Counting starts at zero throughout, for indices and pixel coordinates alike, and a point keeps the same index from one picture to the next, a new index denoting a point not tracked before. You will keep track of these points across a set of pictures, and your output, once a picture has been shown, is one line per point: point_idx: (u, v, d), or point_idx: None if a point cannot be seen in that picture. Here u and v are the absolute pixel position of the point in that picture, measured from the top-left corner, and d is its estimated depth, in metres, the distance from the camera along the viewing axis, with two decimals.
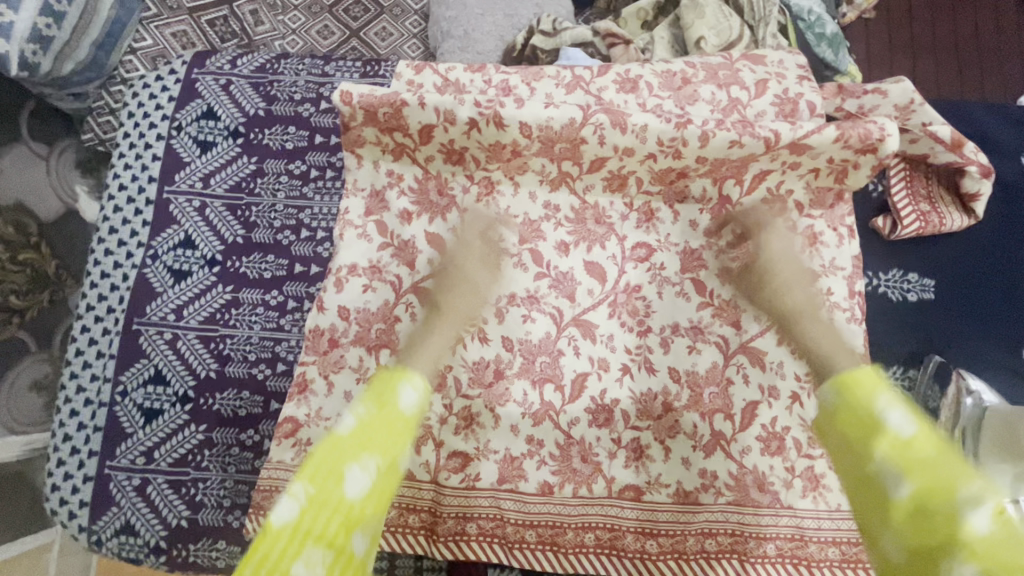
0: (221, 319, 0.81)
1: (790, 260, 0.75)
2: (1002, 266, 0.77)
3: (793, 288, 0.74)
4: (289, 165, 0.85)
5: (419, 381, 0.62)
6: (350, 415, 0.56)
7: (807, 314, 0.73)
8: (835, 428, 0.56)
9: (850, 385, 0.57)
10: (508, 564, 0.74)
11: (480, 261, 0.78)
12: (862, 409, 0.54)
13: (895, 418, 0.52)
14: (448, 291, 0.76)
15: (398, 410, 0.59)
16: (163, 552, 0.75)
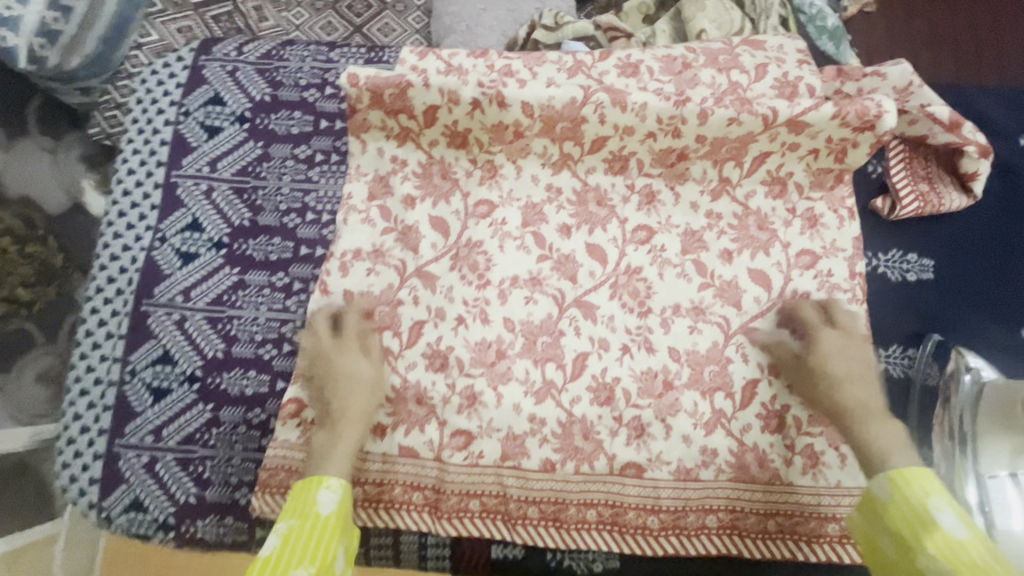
0: (227, 300, 0.82)
1: (848, 351, 0.73)
2: (1000, 246, 0.78)
3: (856, 386, 0.71)
4: (294, 149, 0.86)
5: (334, 481, 0.66)
6: (273, 536, 0.61)
7: (868, 413, 0.68)
8: (885, 524, 0.58)
9: (904, 482, 0.59)
10: (511, 540, 0.75)
11: (345, 342, 0.78)
12: (916, 510, 0.56)
13: (947, 521, 0.54)
14: (338, 389, 0.76)
15: (319, 514, 0.63)
16: (172, 528, 0.76)
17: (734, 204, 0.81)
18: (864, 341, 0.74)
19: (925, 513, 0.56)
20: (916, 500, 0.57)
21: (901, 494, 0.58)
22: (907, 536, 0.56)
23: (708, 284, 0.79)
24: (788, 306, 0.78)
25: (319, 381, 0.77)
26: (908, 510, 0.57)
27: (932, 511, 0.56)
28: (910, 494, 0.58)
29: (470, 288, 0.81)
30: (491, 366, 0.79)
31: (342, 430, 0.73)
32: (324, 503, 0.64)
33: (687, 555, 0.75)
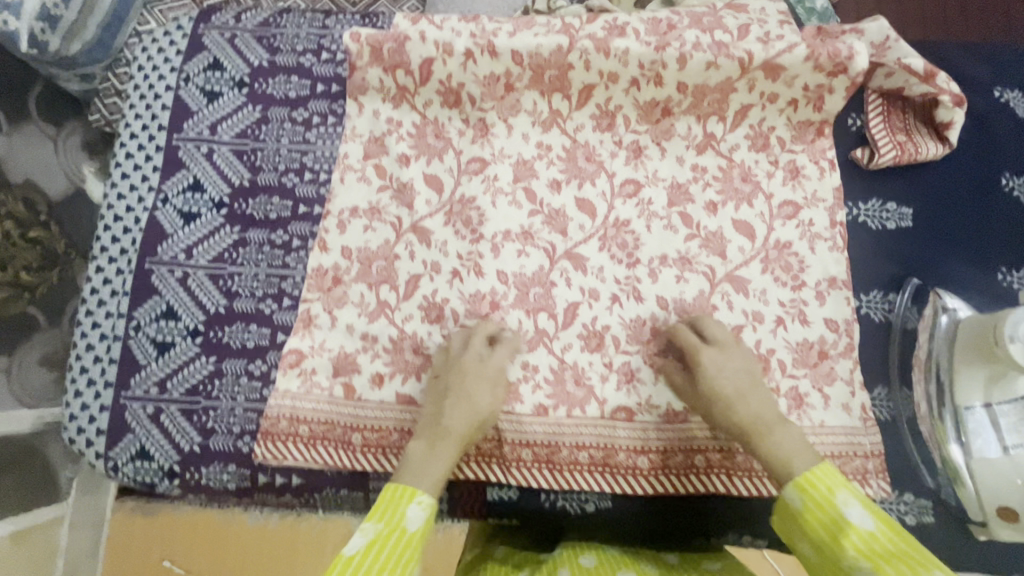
0: (229, 257, 0.84)
1: (727, 367, 0.72)
2: (978, 194, 0.80)
3: (747, 399, 0.69)
4: (292, 113, 0.88)
5: (425, 497, 0.58)
6: (359, 536, 0.53)
7: (769, 423, 0.67)
8: (803, 533, 0.56)
9: (807, 487, 0.57)
10: (506, 482, 0.78)
11: (484, 367, 0.75)
12: (827, 511, 0.55)
13: (854, 515, 0.53)
14: (445, 409, 0.71)
15: (409, 531, 0.55)
16: (177, 475, 0.79)
17: (718, 158, 0.83)
18: (741, 355, 0.74)
19: (836, 514, 0.54)
20: (826, 500, 0.56)
21: (811, 497, 0.57)
22: (824, 540, 0.54)
23: (694, 235, 0.82)
24: (771, 255, 0.81)
25: (433, 404, 0.73)
26: (822, 514, 0.55)
27: (840, 508, 0.54)
28: (818, 495, 0.56)
29: (464, 242, 0.83)
30: (485, 316, 0.81)
31: (439, 449, 0.66)
32: (414, 519, 0.56)
33: (677, 494, 0.77)
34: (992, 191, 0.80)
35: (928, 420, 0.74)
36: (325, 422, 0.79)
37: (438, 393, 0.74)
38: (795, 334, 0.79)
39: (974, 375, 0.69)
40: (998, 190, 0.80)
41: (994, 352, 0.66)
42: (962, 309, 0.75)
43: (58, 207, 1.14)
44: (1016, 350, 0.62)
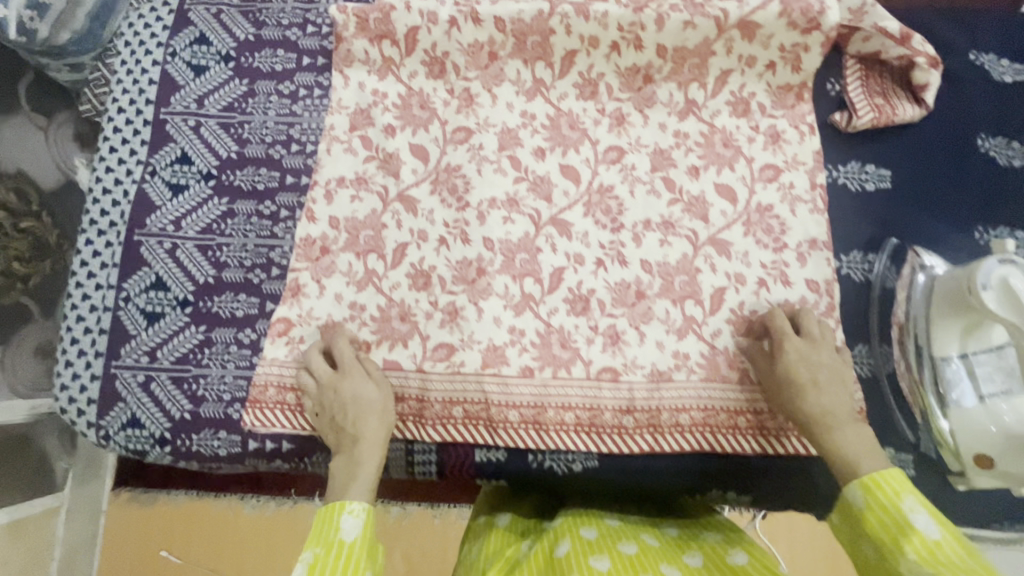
0: (217, 228, 0.85)
1: (812, 358, 0.72)
2: (956, 156, 0.82)
3: (824, 391, 0.70)
4: (278, 85, 0.89)
5: (356, 506, 0.63)
6: (298, 567, 0.57)
7: (841, 419, 0.67)
8: (863, 534, 0.57)
9: (874, 488, 0.58)
10: (493, 444, 0.79)
11: (350, 371, 0.77)
12: (891, 514, 0.55)
13: (921, 523, 0.53)
14: (334, 420, 0.74)
15: (342, 542, 0.60)
16: (169, 442, 0.79)
17: (700, 124, 0.85)
18: (829, 351, 0.73)
19: (899, 518, 0.54)
20: (891, 503, 0.56)
21: (874, 501, 0.57)
22: (884, 542, 0.54)
23: (677, 199, 0.83)
24: (753, 218, 0.82)
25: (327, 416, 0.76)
26: (885, 515, 0.56)
27: (906, 514, 0.54)
28: (884, 498, 0.57)
29: (450, 210, 0.84)
30: (472, 282, 0.82)
31: (359, 457, 0.70)
32: (349, 530, 0.61)
33: (668, 454, 0.79)
34: (968, 151, 0.82)
35: (907, 376, 0.76)
36: None
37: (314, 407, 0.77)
38: (777, 295, 0.80)
39: (949, 328, 0.71)
40: (974, 151, 0.82)
41: (969, 303, 0.68)
42: (938, 267, 0.76)
43: (50, 198, 1.09)
44: (989, 299, 0.63)
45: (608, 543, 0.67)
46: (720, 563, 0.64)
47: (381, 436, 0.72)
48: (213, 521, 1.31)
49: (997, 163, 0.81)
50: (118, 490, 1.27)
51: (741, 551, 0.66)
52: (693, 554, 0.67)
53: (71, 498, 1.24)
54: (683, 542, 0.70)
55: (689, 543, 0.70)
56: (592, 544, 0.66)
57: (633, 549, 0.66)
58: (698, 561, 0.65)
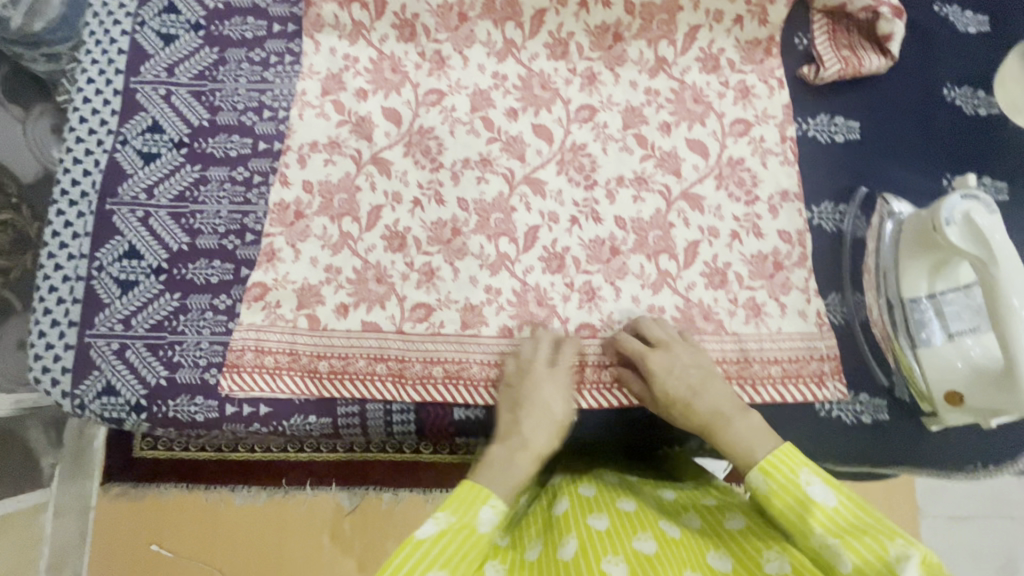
0: (190, 196, 0.85)
1: (675, 365, 0.72)
2: (923, 106, 0.83)
3: (701, 395, 0.69)
4: (249, 53, 0.89)
5: (498, 501, 0.58)
6: (432, 523, 0.54)
7: (728, 415, 0.66)
8: (768, 514, 0.57)
9: (773, 470, 0.58)
10: (473, 402, 0.79)
11: (555, 378, 0.74)
12: (793, 492, 0.56)
13: (817, 493, 0.55)
14: (523, 419, 0.70)
15: (477, 530, 0.56)
16: (145, 409, 0.79)
17: (671, 81, 0.85)
18: (687, 351, 0.74)
19: (801, 495, 0.55)
20: (790, 481, 0.57)
21: (777, 481, 0.57)
22: (791, 521, 0.55)
23: (649, 155, 0.84)
24: (724, 172, 0.83)
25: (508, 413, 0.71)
26: (787, 495, 0.56)
27: (805, 488, 0.55)
28: (783, 478, 0.57)
29: (424, 172, 0.85)
30: (447, 243, 0.83)
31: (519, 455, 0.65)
32: (486, 520, 0.57)
33: (610, 408, 0.80)
34: (934, 101, 0.83)
35: (880, 321, 0.77)
36: (290, 352, 0.80)
37: (510, 403, 0.73)
38: (750, 247, 0.81)
39: (916, 270, 0.72)
40: (940, 100, 0.83)
41: (935, 241, 0.69)
42: (906, 213, 0.77)
43: (29, 190, 1.11)
44: (952, 233, 0.65)
45: (607, 501, 0.66)
46: (718, 528, 0.62)
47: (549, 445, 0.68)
48: (203, 514, 1.30)
49: (963, 112, 0.83)
50: (105, 487, 1.29)
51: (739, 515, 0.62)
52: (689, 515, 0.65)
53: (58, 495, 1.23)
54: (682, 504, 0.67)
55: (685, 505, 0.67)
56: (591, 501, 0.66)
57: (632, 507, 0.65)
58: (696, 523, 0.63)
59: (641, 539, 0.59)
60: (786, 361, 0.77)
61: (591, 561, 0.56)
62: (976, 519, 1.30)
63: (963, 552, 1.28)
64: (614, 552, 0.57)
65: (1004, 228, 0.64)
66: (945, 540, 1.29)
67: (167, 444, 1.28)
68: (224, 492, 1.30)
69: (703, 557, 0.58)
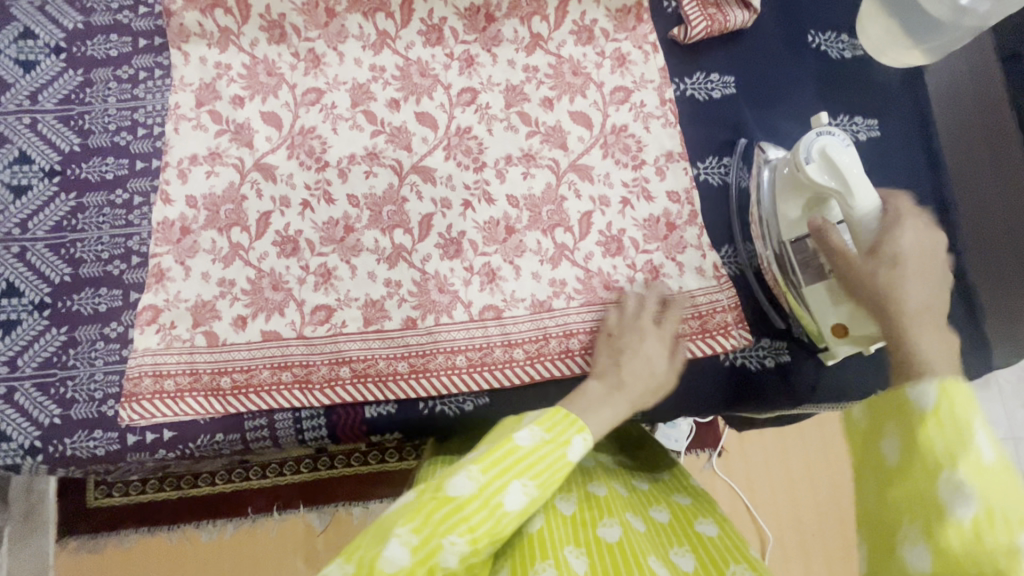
0: (68, 225, 0.82)
1: (924, 244, 0.60)
2: (792, 56, 0.86)
3: (917, 280, 0.58)
4: (116, 71, 0.86)
5: (589, 435, 0.61)
6: (527, 433, 0.58)
7: (927, 315, 0.55)
8: (902, 432, 0.45)
9: (952, 394, 0.44)
10: (384, 398, 0.78)
11: (663, 336, 0.75)
12: (957, 427, 0.43)
13: (982, 442, 0.42)
14: (625, 362, 0.72)
15: (567, 457, 0.58)
16: (40, 451, 0.75)
17: (548, 56, 0.86)
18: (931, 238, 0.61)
19: (965, 434, 0.42)
20: (957, 415, 0.43)
21: (948, 408, 0.43)
22: (932, 451, 0.43)
23: (534, 131, 0.84)
24: (609, 140, 0.84)
25: (608, 359, 0.73)
26: (947, 427, 0.43)
27: (971, 430, 0.42)
28: (955, 408, 0.43)
29: (310, 172, 0.83)
30: (341, 241, 0.81)
31: (615, 399, 0.68)
32: (575, 450, 0.59)
33: (521, 386, 0.79)
34: (801, 49, 0.86)
35: (770, 269, 0.78)
36: (191, 372, 0.77)
37: (611, 348, 0.74)
38: (641, 211, 0.81)
39: (789, 212, 0.73)
40: (806, 47, 0.86)
41: (801, 183, 0.70)
42: (779, 158, 0.78)
43: None
44: (812, 170, 0.67)
45: (580, 482, 0.71)
46: (687, 528, 0.66)
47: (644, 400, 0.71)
48: (168, 554, 1.25)
49: (829, 56, 0.86)
50: (64, 541, 1.23)
51: (712, 522, 0.67)
52: (661, 509, 0.70)
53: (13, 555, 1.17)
54: (653, 496, 0.72)
55: (658, 498, 0.72)
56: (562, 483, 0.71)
57: (604, 492, 0.69)
58: (664, 518, 0.68)
59: (606, 526, 0.64)
60: (692, 318, 0.79)
61: (554, 545, 0.60)
62: None
63: None
64: (575, 542, 0.61)
65: (859, 160, 0.66)
66: None
67: (123, 489, 1.25)
68: (189, 528, 1.25)
69: (667, 552, 0.62)
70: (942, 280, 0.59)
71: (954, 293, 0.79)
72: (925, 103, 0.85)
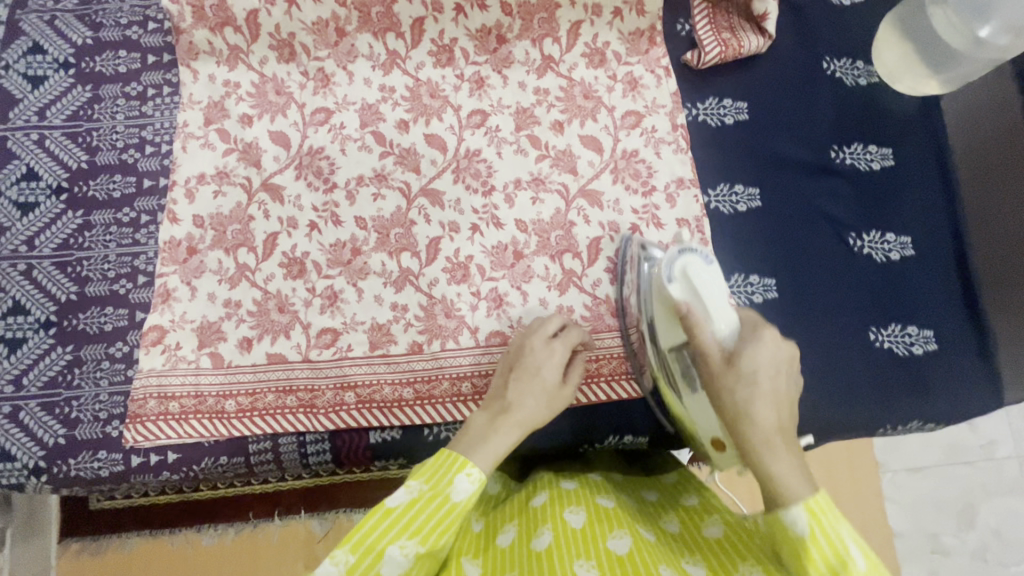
0: (74, 243, 0.82)
1: (776, 359, 0.57)
2: (807, 82, 0.85)
3: (770, 399, 0.55)
4: (124, 88, 0.86)
5: (475, 470, 0.58)
6: (402, 490, 0.57)
7: (781, 437, 0.54)
8: (792, 553, 0.50)
9: (819, 517, 0.49)
10: (388, 424, 0.77)
11: (553, 346, 0.71)
12: (833, 549, 0.48)
13: (855, 554, 0.47)
14: (513, 382, 0.68)
15: (450, 501, 0.57)
16: (44, 471, 0.75)
17: (559, 79, 0.85)
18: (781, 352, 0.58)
19: (840, 549, 0.47)
20: (831, 535, 0.48)
21: (818, 529, 0.49)
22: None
23: (544, 155, 0.83)
24: (620, 165, 0.83)
25: (501, 381, 0.70)
26: (825, 549, 0.48)
27: (844, 546, 0.48)
28: (826, 526, 0.48)
29: (318, 193, 0.83)
30: (348, 263, 0.81)
31: (498, 422, 0.63)
32: (459, 490, 0.57)
33: None
34: (816, 75, 0.85)
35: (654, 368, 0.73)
36: (196, 395, 0.77)
37: (507, 368, 0.72)
38: (651, 238, 0.81)
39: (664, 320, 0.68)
40: (821, 73, 0.85)
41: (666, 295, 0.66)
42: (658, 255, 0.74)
43: None
44: (674, 289, 0.64)
45: (587, 494, 0.68)
46: (695, 534, 0.63)
47: (532, 422, 0.65)
48: (170, 560, 1.25)
49: (844, 83, 0.85)
50: (64, 544, 1.24)
51: (717, 521, 0.64)
52: (670, 518, 0.67)
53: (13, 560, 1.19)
54: (660, 507, 0.69)
55: (667, 507, 0.69)
56: (569, 494, 0.68)
57: (612, 504, 0.67)
58: (674, 527, 0.65)
59: (616, 538, 0.61)
60: None
61: (565, 561, 0.58)
62: (932, 470, 1.30)
63: (925, 502, 1.28)
64: (586, 555, 0.58)
65: (718, 282, 0.62)
66: (904, 495, 1.29)
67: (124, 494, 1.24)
68: (191, 533, 1.26)
69: (678, 560, 0.59)
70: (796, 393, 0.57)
71: (966, 330, 0.78)
72: (941, 132, 0.84)
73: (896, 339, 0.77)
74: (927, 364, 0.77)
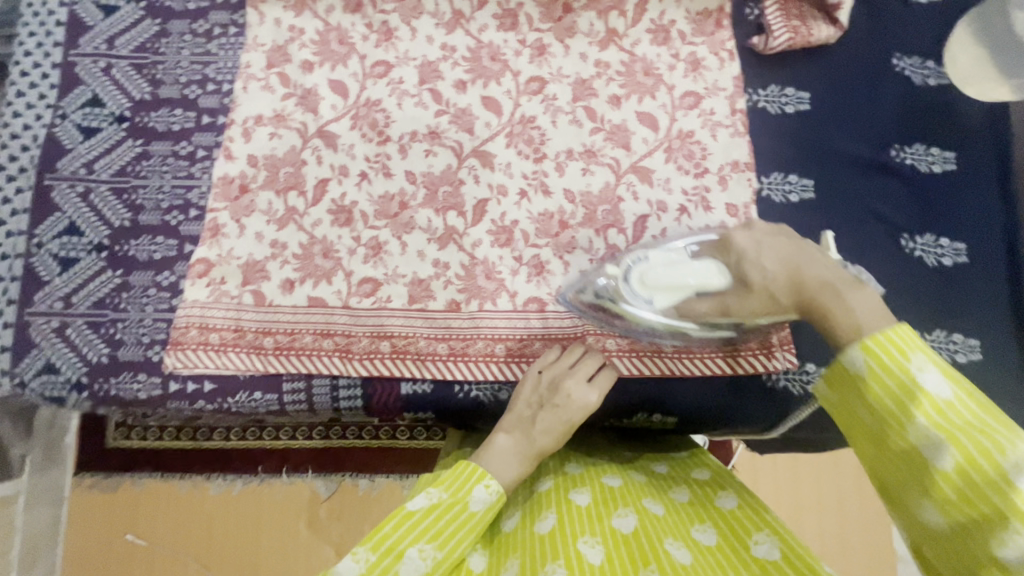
0: (132, 171, 0.83)
1: (767, 244, 0.66)
2: (870, 78, 0.84)
3: (796, 272, 0.63)
4: (192, 25, 0.87)
5: (493, 482, 0.63)
6: (422, 496, 0.61)
7: (831, 287, 0.60)
8: (859, 397, 0.51)
9: (876, 351, 0.50)
10: (420, 377, 0.78)
11: (585, 388, 0.72)
12: (898, 378, 0.49)
13: (929, 382, 0.48)
14: (541, 417, 0.70)
15: (469, 508, 0.61)
16: (86, 387, 0.77)
17: (620, 53, 0.85)
18: (768, 237, 0.67)
19: (907, 380, 0.48)
20: (897, 365, 0.49)
21: (878, 365, 0.50)
22: (891, 412, 0.49)
23: (598, 128, 0.83)
24: (674, 145, 0.82)
25: (529, 407, 0.71)
26: (891, 380, 0.49)
27: (914, 375, 0.48)
28: (888, 360, 0.50)
29: (371, 145, 0.83)
30: (394, 217, 0.82)
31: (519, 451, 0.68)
32: (477, 499, 0.62)
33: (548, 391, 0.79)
34: (883, 71, 0.84)
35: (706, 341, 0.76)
36: (236, 329, 0.79)
37: (535, 400, 0.72)
38: (698, 220, 0.79)
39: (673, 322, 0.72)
40: (888, 70, 0.84)
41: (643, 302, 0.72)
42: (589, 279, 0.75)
43: None
44: (661, 301, 0.69)
45: (592, 477, 0.70)
46: (708, 503, 0.66)
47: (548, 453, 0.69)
48: (180, 501, 1.28)
49: (912, 82, 0.83)
50: (79, 477, 1.26)
51: (731, 494, 0.67)
52: (680, 489, 0.69)
53: None
54: (672, 477, 0.71)
55: (677, 478, 0.71)
56: (575, 478, 0.70)
57: (618, 483, 0.69)
58: (683, 497, 0.67)
59: (621, 517, 0.63)
60: None
61: (569, 539, 0.60)
62: None
63: None
64: (591, 533, 0.61)
65: (664, 256, 0.71)
66: None
67: (141, 434, 1.25)
68: (201, 480, 1.27)
69: (688, 530, 0.63)
70: (808, 250, 0.64)
71: (1013, 342, 0.76)
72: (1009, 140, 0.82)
73: (939, 345, 0.76)
74: (969, 373, 0.76)
